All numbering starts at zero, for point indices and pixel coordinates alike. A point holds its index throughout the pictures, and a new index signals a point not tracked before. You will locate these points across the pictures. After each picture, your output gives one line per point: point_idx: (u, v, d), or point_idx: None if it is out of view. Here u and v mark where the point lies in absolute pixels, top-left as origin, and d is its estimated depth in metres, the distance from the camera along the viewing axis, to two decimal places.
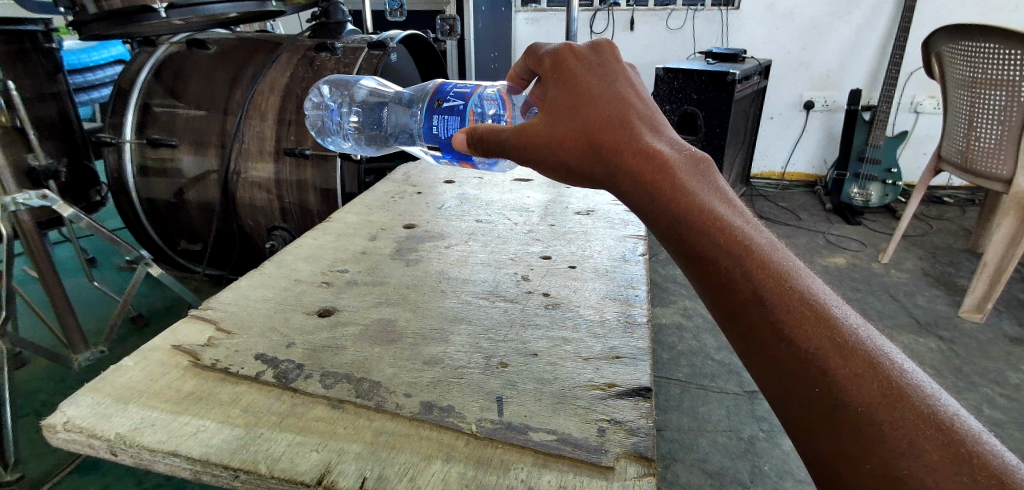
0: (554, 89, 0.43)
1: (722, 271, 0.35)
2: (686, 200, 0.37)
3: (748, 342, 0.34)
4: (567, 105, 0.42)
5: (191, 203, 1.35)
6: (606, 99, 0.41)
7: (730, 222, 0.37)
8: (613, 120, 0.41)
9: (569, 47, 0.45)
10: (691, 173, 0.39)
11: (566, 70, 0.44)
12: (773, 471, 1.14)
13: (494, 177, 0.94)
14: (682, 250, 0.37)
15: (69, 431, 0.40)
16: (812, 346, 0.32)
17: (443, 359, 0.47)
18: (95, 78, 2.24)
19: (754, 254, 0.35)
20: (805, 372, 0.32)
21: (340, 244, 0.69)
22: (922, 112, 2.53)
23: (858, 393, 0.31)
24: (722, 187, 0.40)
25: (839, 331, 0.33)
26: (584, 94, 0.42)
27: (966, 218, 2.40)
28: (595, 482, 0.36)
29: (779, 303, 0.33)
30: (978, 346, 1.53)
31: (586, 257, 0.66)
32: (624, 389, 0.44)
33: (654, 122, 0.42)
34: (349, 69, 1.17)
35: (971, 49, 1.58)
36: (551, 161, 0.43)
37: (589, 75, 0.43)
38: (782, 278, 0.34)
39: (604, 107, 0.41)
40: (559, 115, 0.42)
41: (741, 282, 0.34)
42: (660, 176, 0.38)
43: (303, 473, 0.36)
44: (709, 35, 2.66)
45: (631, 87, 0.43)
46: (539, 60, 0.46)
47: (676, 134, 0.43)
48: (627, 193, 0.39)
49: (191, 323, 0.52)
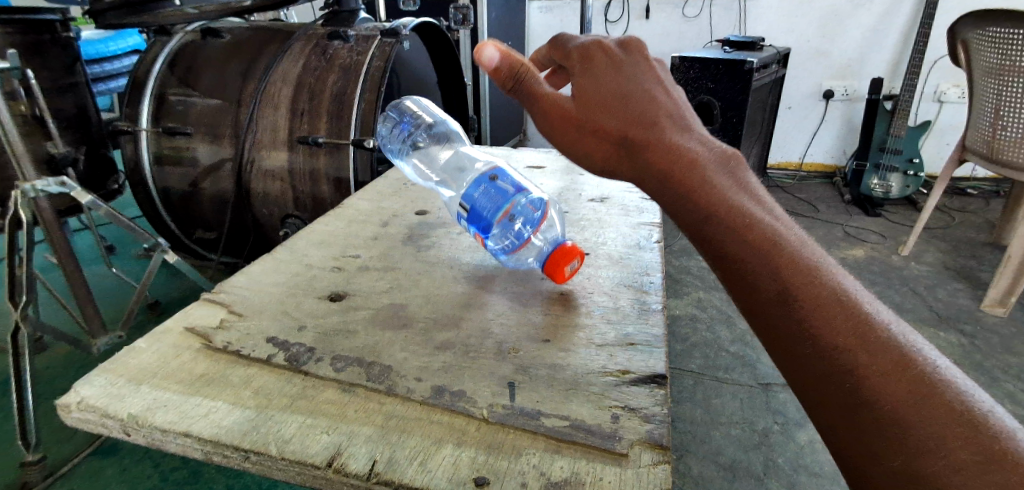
0: (579, 84, 0.42)
1: (749, 270, 0.34)
2: (714, 198, 0.36)
3: (775, 338, 0.33)
4: (596, 101, 0.41)
5: (208, 192, 1.36)
6: (636, 97, 0.41)
7: (758, 220, 0.36)
8: (642, 120, 0.40)
9: (595, 42, 0.44)
10: (721, 171, 0.39)
11: (592, 67, 0.42)
12: (787, 465, 1.12)
13: (506, 164, 0.93)
14: (710, 249, 0.36)
15: (83, 411, 0.40)
16: (840, 343, 0.31)
17: (455, 344, 0.46)
18: (112, 67, 2.26)
19: (784, 251, 0.34)
20: (829, 370, 0.31)
21: (352, 230, 0.68)
22: (945, 101, 2.47)
23: (885, 390, 0.30)
24: (753, 186, 0.39)
25: (870, 328, 0.31)
26: (614, 91, 0.41)
27: (991, 211, 2.34)
28: (608, 469, 0.35)
29: (806, 300, 0.32)
30: (1001, 340, 1.49)
31: (600, 245, 0.65)
32: (639, 377, 0.43)
33: (684, 119, 0.41)
34: (363, 58, 1.19)
35: (998, 35, 1.53)
36: (581, 158, 0.42)
37: (617, 71, 0.42)
38: (812, 275, 0.33)
39: (634, 105, 0.40)
40: (589, 112, 0.41)
41: (766, 280, 0.33)
42: (690, 177, 0.38)
43: (314, 454, 0.36)
44: (726, 24, 2.61)
45: (658, 86, 0.42)
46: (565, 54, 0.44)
47: (705, 130, 0.42)
48: (655, 193, 0.39)
49: (203, 306, 0.52)
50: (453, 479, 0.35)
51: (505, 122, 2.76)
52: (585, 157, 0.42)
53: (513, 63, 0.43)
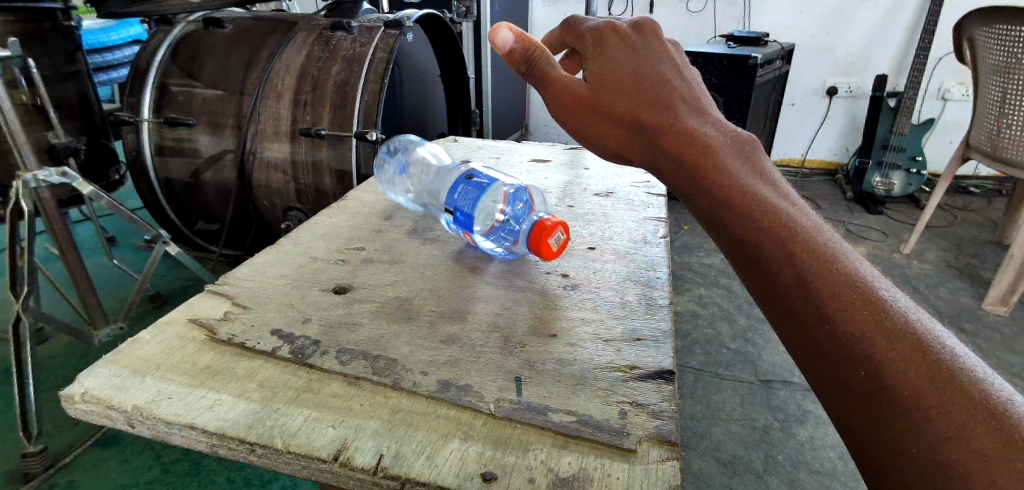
0: (593, 67, 0.44)
1: (762, 252, 0.34)
2: (728, 181, 0.38)
3: (789, 324, 0.33)
4: (612, 86, 0.43)
5: (210, 184, 1.36)
6: (650, 82, 0.43)
7: (769, 202, 0.37)
8: (653, 103, 0.42)
9: (609, 24, 0.45)
10: (735, 155, 0.40)
11: (605, 47, 0.44)
12: (787, 461, 1.12)
13: (510, 157, 0.92)
14: (724, 233, 0.36)
15: (86, 402, 0.40)
16: (858, 327, 0.31)
17: (461, 337, 0.46)
18: (113, 58, 2.26)
19: (798, 234, 0.34)
20: (847, 355, 0.31)
21: (356, 223, 0.68)
22: (950, 99, 2.46)
23: (905, 375, 0.29)
24: (767, 170, 0.40)
25: (888, 314, 0.31)
26: (629, 76, 0.43)
27: (993, 209, 2.33)
28: (616, 465, 0.35)
29: (823, 283, 0.32)
30: (1002, 339, 1.49)
31: (605, 239, 0.64)
32: (646, 372, 0.42)
33: (699, 105, 0.43)
34: (366, 49, 1.18)
35: (1005, 33, 1.52)
36: (597, 142, 0.44)
37: (631, 55, 0.44)
38: (827, 259, 0.33)
39: (648, 89, 0.42)
40: (605, 96, 0.43)
41: (780, 262, 0.34)
42: (703, 159, 0.39)
43: (320, 448, 0.36)
44: (730, 19, 2.60)
45: (674, 69, 0.44)
46: (579, 35, 0.45)
47: (722, 116, 0.43)
48: (668, 176, 0.40)
49: (208, 298, 0.51)
50: (461, 474, 0.34)
51: (507, 116, 2.75)
52: (598, 139, 0.44)
53: (528, 45, 0.44)
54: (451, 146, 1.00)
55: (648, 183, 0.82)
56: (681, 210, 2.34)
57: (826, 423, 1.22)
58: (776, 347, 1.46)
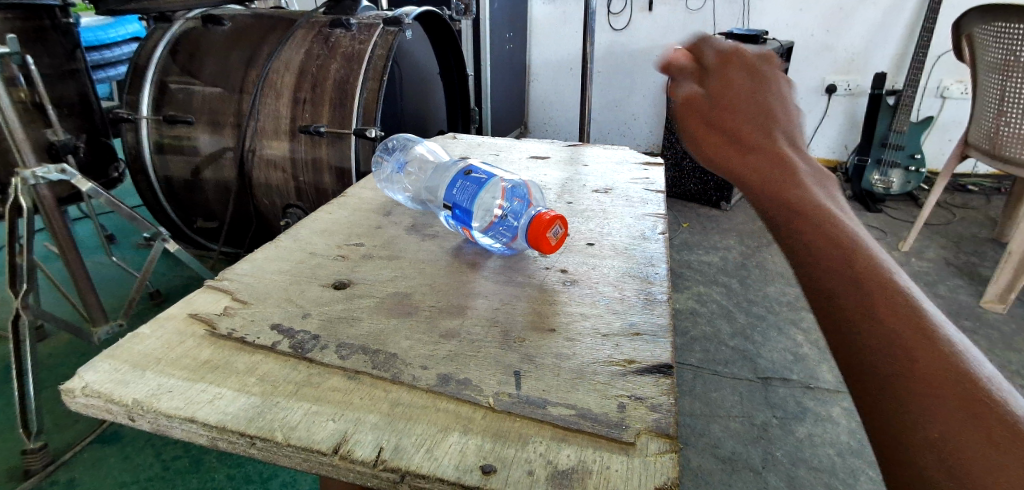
0: (709, 82, 0.43)
1: (821, 232, 0.33)
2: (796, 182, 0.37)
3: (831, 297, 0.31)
4: (717, 97, 0.42)
5: (209, 181, 1.36)
6: (753, 101, 0.42)
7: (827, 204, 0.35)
8: (763, 123, 0.40)
9: (735, 47, 0.45)
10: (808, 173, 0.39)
11: (726, 69, 0.43)
12: (786, 458, 1.13)
13: (510, 154, 0.92)
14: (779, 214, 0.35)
15: (88, 396, 0.40)
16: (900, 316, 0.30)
17: (460, 332, 0.46)
18: (112, 55, 2.26)
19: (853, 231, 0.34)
20: (883, 338, 0.29)
21: (356, 219, 0.68)
22: (948, 97, 2.46)
23: (934, 369, 0.28)
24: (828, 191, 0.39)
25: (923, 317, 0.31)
26: (734, 93, 0.42)
27: (992, 207, 2.34)
28: (615, 457, 0.35)
29: (876, 272, 0.31)
30: (1001, 337, 1.50)
31: (605, 235, 0.64)
32: (645, 366, 0.43)
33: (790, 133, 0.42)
34: (366, 47, 1.18)
35: (1004, 30, 1.52)
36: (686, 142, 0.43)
37: (746, 79, 0.43)
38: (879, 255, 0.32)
39: (749, 107, 0.41)
40: (706, 105, 0.42)
41: (836, 243, 0.32)
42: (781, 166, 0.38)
43: (320, 441, 0.36)
44: (729, 17, 2.59)
45: (778, 97, 0.43)
46: (701, 54, 0.45)
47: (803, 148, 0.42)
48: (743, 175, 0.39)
49: (208, 293, 0.52)
50: (460, 467, 0.35)
51: (506, 114, 2.76)
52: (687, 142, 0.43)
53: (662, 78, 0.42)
54: (450, 143, 1.00)
55: (647, 179, 0.83)
56: (680, 208, 2.34)
57: (825, 420, 1.23)
58: (775, 345, 1.46)
